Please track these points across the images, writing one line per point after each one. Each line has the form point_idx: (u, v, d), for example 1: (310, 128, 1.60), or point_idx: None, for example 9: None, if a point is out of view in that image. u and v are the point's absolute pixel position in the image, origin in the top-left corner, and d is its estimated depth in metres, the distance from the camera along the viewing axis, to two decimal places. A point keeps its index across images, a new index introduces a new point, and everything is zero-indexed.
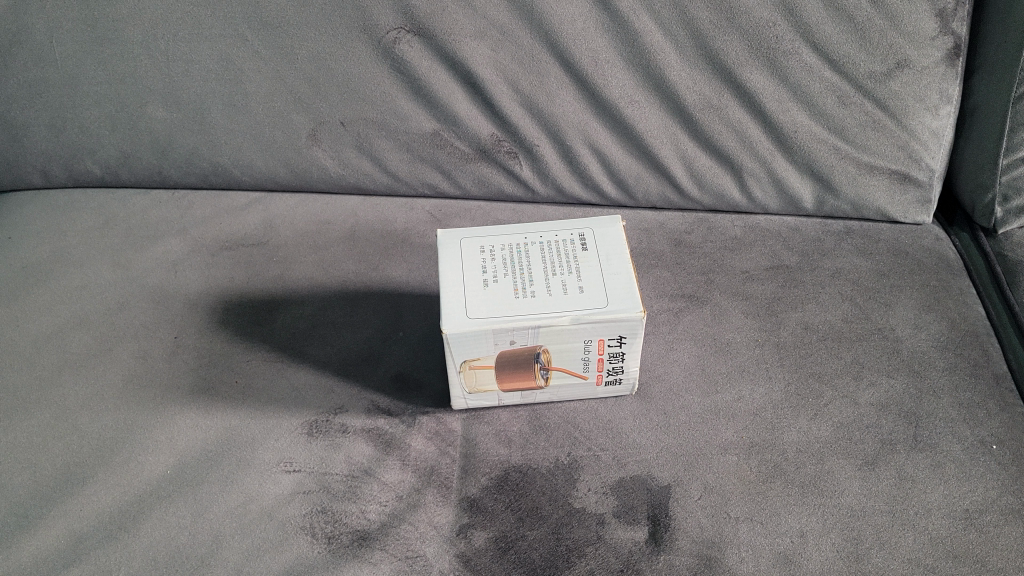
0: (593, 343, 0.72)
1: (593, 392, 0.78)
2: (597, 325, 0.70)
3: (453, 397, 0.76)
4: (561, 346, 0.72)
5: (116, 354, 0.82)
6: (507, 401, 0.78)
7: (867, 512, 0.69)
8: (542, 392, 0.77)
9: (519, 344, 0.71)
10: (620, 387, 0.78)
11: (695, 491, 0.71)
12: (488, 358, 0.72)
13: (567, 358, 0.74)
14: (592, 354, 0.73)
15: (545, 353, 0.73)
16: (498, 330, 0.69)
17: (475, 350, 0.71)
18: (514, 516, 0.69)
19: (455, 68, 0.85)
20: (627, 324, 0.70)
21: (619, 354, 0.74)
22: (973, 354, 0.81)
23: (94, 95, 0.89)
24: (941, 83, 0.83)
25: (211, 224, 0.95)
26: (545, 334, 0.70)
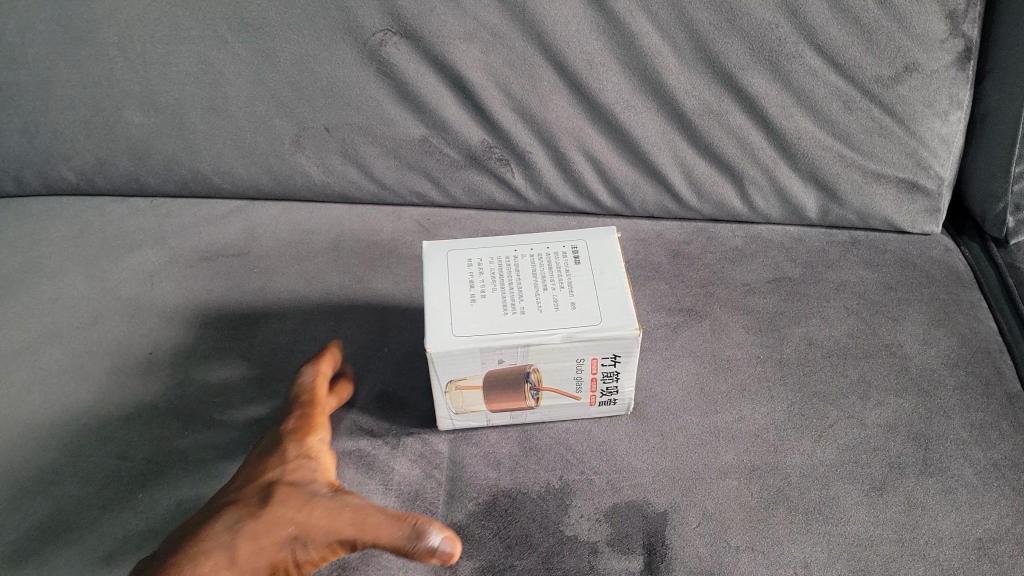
0: (586, 363, 0.69)
1: (587, 413, 0.75)
2: (590, 345, 0.66)
3: (439, 419, 0.72)
4: (552, 365, 0.69)
5: (88, 371, 0.78)
6: (496, 423, 0.74)
7: (875, 541, 0.65)
8: (532, 414, 0.74)
9: (508, 361, 0.67)
10: (614, 409, 0.74)
11: (694, 517, 0.67)
12: (477, 378, 0.68)
13: (558, 378, 0.70)
14: (584, 374, 0.70)
15: (535, 372, 0.69)
16: (486, 348, 0.65)
17: (461, 369, 0.67)
18: (503, 544, 0.66)
19: (443, 71, 0.82)
20: (622, 343, 0.66)
21: (614, 374, 0.70)
22: (985, 372, 0.77)
23: (67, 98, 0.86)
24: (952, 88, 0.79)
25: (190, 233, 0.92)
26: (536, 353, 0.67)
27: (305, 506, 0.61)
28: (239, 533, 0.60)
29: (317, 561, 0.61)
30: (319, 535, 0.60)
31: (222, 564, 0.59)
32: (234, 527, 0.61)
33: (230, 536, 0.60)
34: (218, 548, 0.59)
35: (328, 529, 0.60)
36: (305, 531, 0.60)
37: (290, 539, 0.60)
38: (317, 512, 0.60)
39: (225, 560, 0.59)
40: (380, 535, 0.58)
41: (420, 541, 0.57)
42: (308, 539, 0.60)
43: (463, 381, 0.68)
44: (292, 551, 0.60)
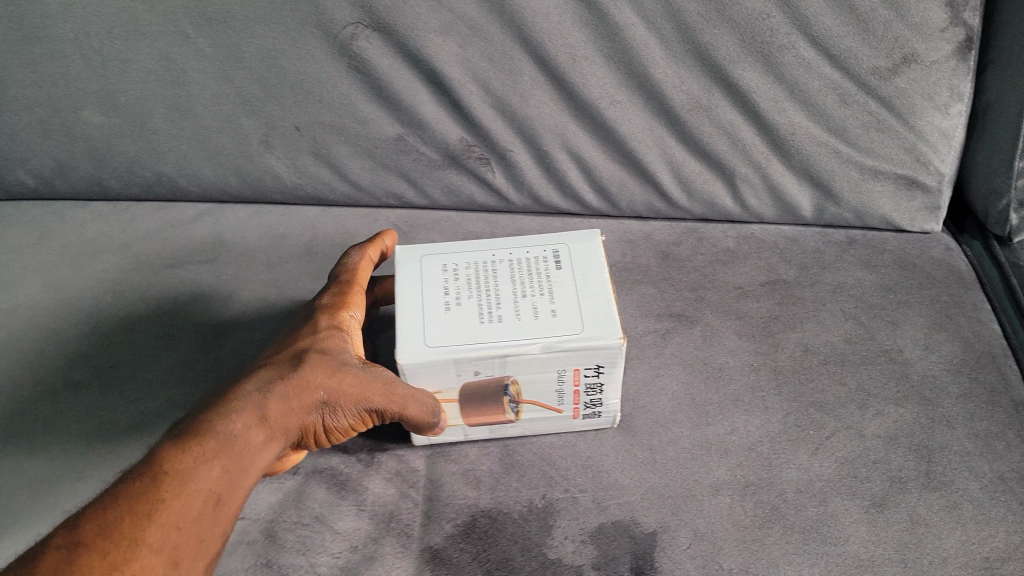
0: (567, 374, 0.65)
1: (571, 426, 0.71)
2: (571, 356, 0.62)
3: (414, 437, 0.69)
4: (532, 377, 0.65)
5: (44, 385, 0.74)
6: (475, 438, 0.71)
7: (876, 561, 0.62)
8: (513, 428, 0.70)
9: (484, 373, 0.64)
10: (601, 422, 0.70)
11: (684, 539, 0.63)
12: (451, 391, 0.65)
13: (539, 390, 0.66)
14: (566, 386, 0.66)
15: (513, 385, 0.65)
16: (460, 359, 0.61)
17: (435, 380, 0.64)
18: (482, 569, 0.62)
19: (418, 66, 0.77)
20: (605, 354, 0.62)
21: (598, 386, 0.66)
22: (989, 379, 0.73)
23: (23, 98, 0.81)
24: (953, 79, 0.75)
25: (156, 238, 0.87)
26: (514, 364, 0.63)
27: (337, 372, 0.61)
28: (271, 394, 0.59)
29: (338, 429, 0.62)
30: (349, 402, 0.61)
31: (255, 419, 0.58)
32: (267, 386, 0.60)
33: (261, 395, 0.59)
34: (251, 409, 0.58)
35: (358, 394, 0.61)
36: (335, 398, 0.61)
37: (320, 406, 0.61)
38: (349, 377, 0.61)
39: (259, 420, 0.58)
40: (414, 406, 0.61)
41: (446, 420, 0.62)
42: (338, 406, 0.61)
43: (436, 393, 0.65)
44: (319, 417, 0.61)
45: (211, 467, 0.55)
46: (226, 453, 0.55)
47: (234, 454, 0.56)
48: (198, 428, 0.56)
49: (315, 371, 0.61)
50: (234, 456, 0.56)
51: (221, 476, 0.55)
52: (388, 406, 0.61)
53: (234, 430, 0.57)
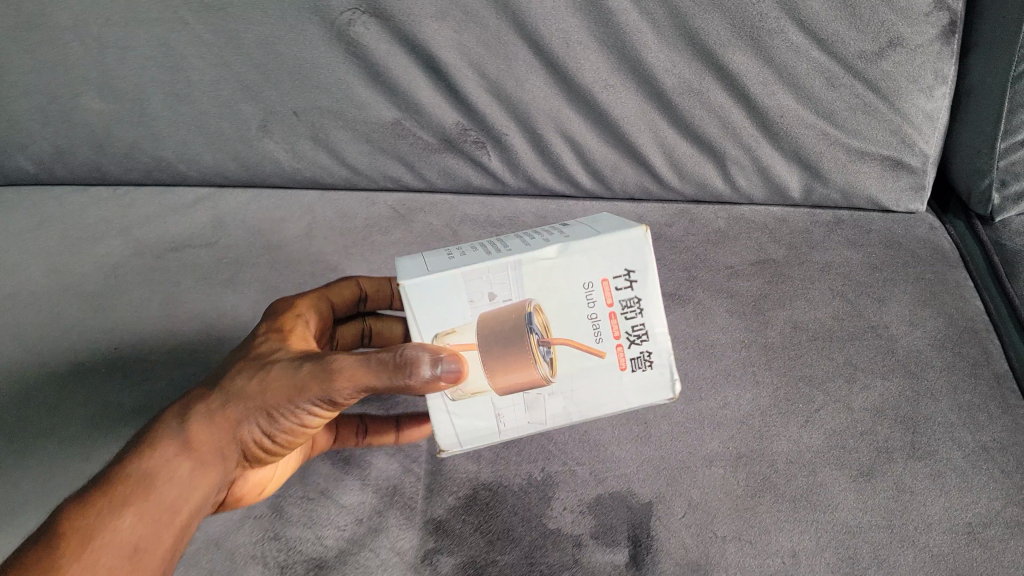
0: (595, 287, 0.56)
1: (622, 389, 0.58)
2: (594, 254, 0.56)
3: (432, 405, 0.57)
4: (558, 298, 0.56)
5: (48, 370, 0.75)
6: (511, 423, 0.58)
7: (864, 527, 0.65)
8: (553, 399, 0.58)
9: (502, 297, 0.56)
10: (654, 389, 0.58)
11: (679, 508, 0.66)
12: (468, 334, 0.56)
13: (568, 323, 0.56)
14: (599, 309, 0.56)
15: (538, 313, 0.56)
16: (466, 271, 0.55)
17: (444, 311, 0.56)
18: (484, 539, 0.65)
19: (415, 52, 0.79)
20: (626, 245, 0.56)
21: (634, 302, 0.56)
22: (971, 352, 0.76)
23: (21, 86, 0.81)
24: (937, 63, 0.77)
25: (156, 223, 0.88)
26: (531, 278, 0.55)
27: (260, 381, 0.59)
28: (193, 419, 0.59)
29: (283, 428, 0.59)
30: (285, 399, 0.58)
31: (171, 451, 0.57)
32: (184, 421, 0.59)
33: (180, 430, 0.58)
34: (172, 439, 0.58)
35: (296, 387, 0.57)
36: (267, 401, 0.58)
37: (248, 416, 0.59)
38: (280, 375, 0.58)
39: (178, 448, 0.57)
40: (359, 378, 0.54)
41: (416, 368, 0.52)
42: (270, 412, 0.59)
43: (451, 335, 0.56)
44: (254, 426, 0.59)
45: (124, 517, 0.53)
46: (140, 488, 0.55)
47: (149, 488, 0.55)
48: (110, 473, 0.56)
49: (239, 384, 0.60)
50: (147, 492, 0.55)
51: (132, 514, 0.54)
52: (327, 390, 0.56)
53: (150, 461, 0.56)
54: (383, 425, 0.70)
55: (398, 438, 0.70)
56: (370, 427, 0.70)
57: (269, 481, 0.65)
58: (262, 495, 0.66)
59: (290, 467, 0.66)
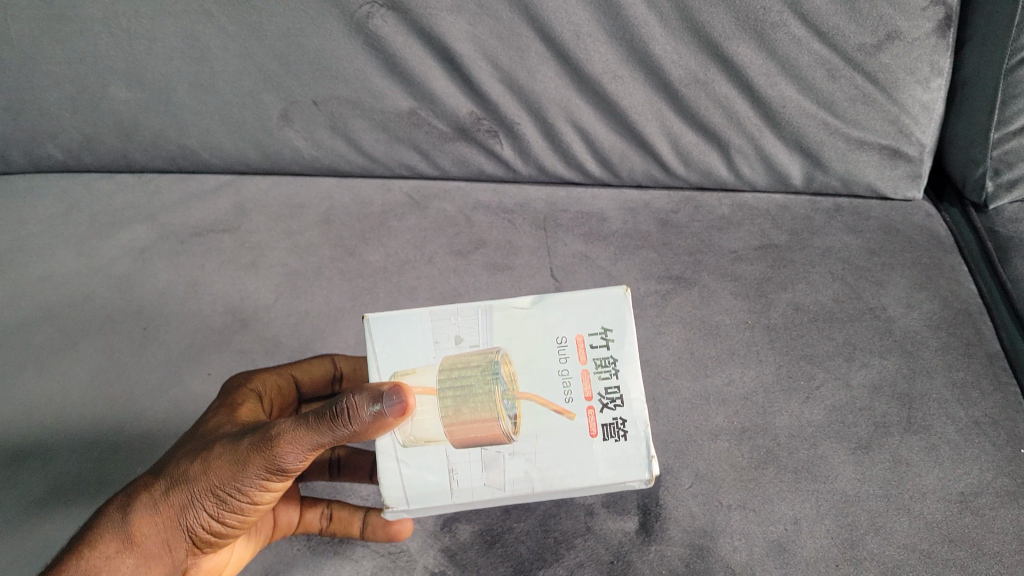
0: (570, 342, 0.58)
1: (593, 460, 0.56)
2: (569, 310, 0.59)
3: (380, 450, 0.57)
4: (529, 350, 0.58)
5: (84, 350, 0.82)
6: (464, 483, 0.57)
7: (861, 496, 0.70)
8: (515, 462, 0.57)
9: (468, 343, 0.59)
10: (627, 463, 0.56)
11: (686, 479, 0.71)
12: (429, 379, 0.58)
13: (536, 377, 0.57)
14: (572, 366, 0.58)
15: (506, 365, 0.58)
16: (436, 311, 0.60)
17: (408, 349, 0.59)
18: (501, 508, 0.71)
19: (431, 44, 0.82)
20: (605, 300, 0.59)
21: (609, 362, 0.58)
22: (966, 334, 0.79)
23: (51, 75, 0.85)
24: (933, 55, 0.79)
25: (179, 209, 0.92)
26: (502, 326, 0.59)
27: (202, 465, 0.57)
28: (135, 511, 0.58)
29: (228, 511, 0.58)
30: (228, 480, 0.57)
31: (116, 547, 0.57)
32: (127, 511, 0.58)
33: (122, 523, 0.58)
34: (112, 537, 0.57)
35: (236, 465, 0.56)
36: (209, 485, 0.57)
37: (191, 503, 0.57)
38: (220, 458, 0.57)
39: (118, 547, 0.57)
40: (305, 436, 0.55)
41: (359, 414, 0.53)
42: (217, 496, 0.57)
43: (410, 376, 0.58)
44: (200, 514, 0.58)
45: None
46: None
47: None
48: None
49: (180, 471, 0.58)
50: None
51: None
52: (270, 460, 0.55)
53: (89, 563, 0.56)
54: (349, 515, 0.69)
55: (363, 532, 0.68)
56: (335, 515, 0.68)
57: (223, 567, 0.64)
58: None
59: (247, 551, 0.65)
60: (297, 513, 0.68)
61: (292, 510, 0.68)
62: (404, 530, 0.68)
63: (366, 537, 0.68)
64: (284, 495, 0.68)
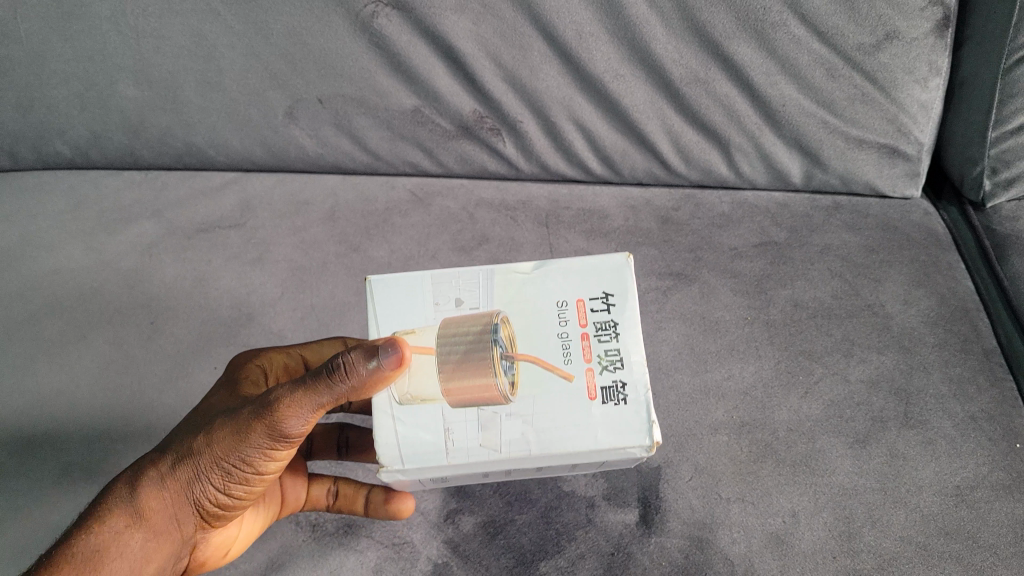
0: (570, 306, 0.59)
1: (591, 422, 0.56)
2: (570, 275, 0.60)
3: (377, 407, 0.58)
4: (529, 313, 0.59)
5: (94, 343, 0.84)
6: (459, 443, 0.57)
7: (860, 490, 0.71)
8: (512, 423, 0.57)
9: (468, 305, 0.60)
10: (626, 427, 0.56)
11: (686, 471, 0.73)
12: (427, 339, 0.58)
13: (535, 338, 0.58)
14: (572, 329, 0.59)
15: (505, 326, 0.58)
16: (436, 274, 0.61)
17: (408, 309, 0.60)
18: (503, 500, 0.72)
19: (435, 43, 0.83)
20: (606, 266, 0.60)
21: (609, 326, 0.58)
22: (963, 330, 0.80)
23: (61, 73, 0.86)
24: (931, 55, 0.80)
25: (186, 206, 0.93)
26: (502, 290, 0.60)
27: (207, 437, 0.58)
28: (143, 487, 0.59)
29: (235, 481, 0.59)
30: (232, 450, 0.58)
31: (125, 520, 0.58)
32: (135, 485, 0.59)
33: (130, 497, 0.58)
34: (121, 512, 0.58)
35: (239, 435, 0.57)
36: (213, 456, 0.58)
37: (198, 476, 0.59)
38: (224, 429, 0.58)
39: (128, 522, 0.58)
40: (306, 401, 0.55)
41: (359, 366, 0.53)
42: (222, 466, 0.58)
43: (410, 336, 0.59)
44: (206, 486, 0.59)
45: None
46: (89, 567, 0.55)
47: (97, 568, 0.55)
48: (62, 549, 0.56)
49: (185, 445, 0.59)
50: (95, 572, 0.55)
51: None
52: (273, 426, 0.56)
53: (99, 539, 0.56)
54: (353, 492, 0.69)
55: (366, 510, 0.69)
56: (340, 492, 0.69)
57: (232, 541, 0.65)
58: (227, 557, 0.66)
59: (255, 525, 0.67)
60: (304, 488, 0.69)
61: (299, 487, 0.69)
62: (406, 509, 0.69)
63: (368, 515, 0.69)
64: (292, 472, 0.70)
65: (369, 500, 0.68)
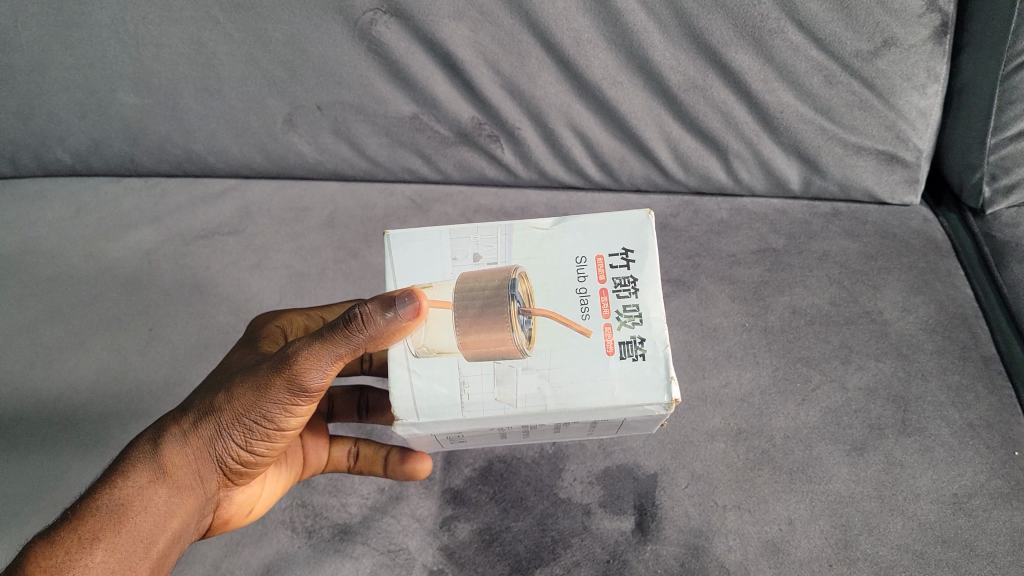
0: (589, 262, 0.60)
1: (609, 378, 0.56)
2: (589, 231, 0.61)
3: (393, 358, 0.58)
4: (548, 269, 0.60)
5: (92, 349, 0.84)
6: (475, 397, 0.57)
7: (857, 497, 0.71)
8: (528, 377, 0.57)
9: (485, 261, 0.61)
10: (644, 383, 0.56)
11: (682, 479, 0.73)
12: (444, 293, 0.60)
13: (554, 293, 0.59)
14: (590, 285, 0.59)
15: (523, 282, 0.60)
16: (455, 231, 0.63)
17: (425, 265, 0.61)
18: (499, 507, 0.72)
19: (433, 50, 0.83)
20: (630, 223, 0.61)
21: (628, 281, 0.59)
22: (962, 337, 0.80)
23: (61, 81, 0.87)
24: (929, 61, 0.79)
25: (186, 213, 0.93)
26: (520, 246, 0.61)
27: (230, 394, 0.60)
28: (167, 444, 0.61)
29: (256, 437, 0.61)
30: (252, 405, 0.60)
31: (148, 477, 0.60)
32: (160, 441, 0.61)
33: (155, 453, 0.61)
34: (145, 467, 0.60)
35: (258, 390, 0.59)
36: (236, 413, 0.60)
37: (219, 432, 0.61)
38: (243, 385, 0.60)
39: (151, 477, 0.60)
40: (323, 354, 0.58)
41: (378, 317, 0.55)
42: (245, 423, 0.60)
43: (427, 290, 0.60)
44: (230, 442, 0.61)
45: (95, 552, 0.55)
46: (113, 519, 0.57)
47: (121, 521, 0.57)
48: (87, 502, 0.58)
49: (208, 403, 0.61)
50: (119, 525, 0.57)
51: (104, 549, 0.56)
52: (293, 381, 0.58)
53: (123, 493, 0.58)
54: (373, 453, 0.72)
55: (385, 470, 0.71)
56: (361, 453, 0.72)
57: (255, 501, 0.68)
58: (250, 517, 0.68)
59: (277, 486, 0.69)
60: (325, 449, 0.72)
61: (320, 448, 0.72)
62: (423, 470, 0.71)
63: (387, 475, 0.71)
64: (314, 433, 0.72)
65: (387, 459, 0.71)
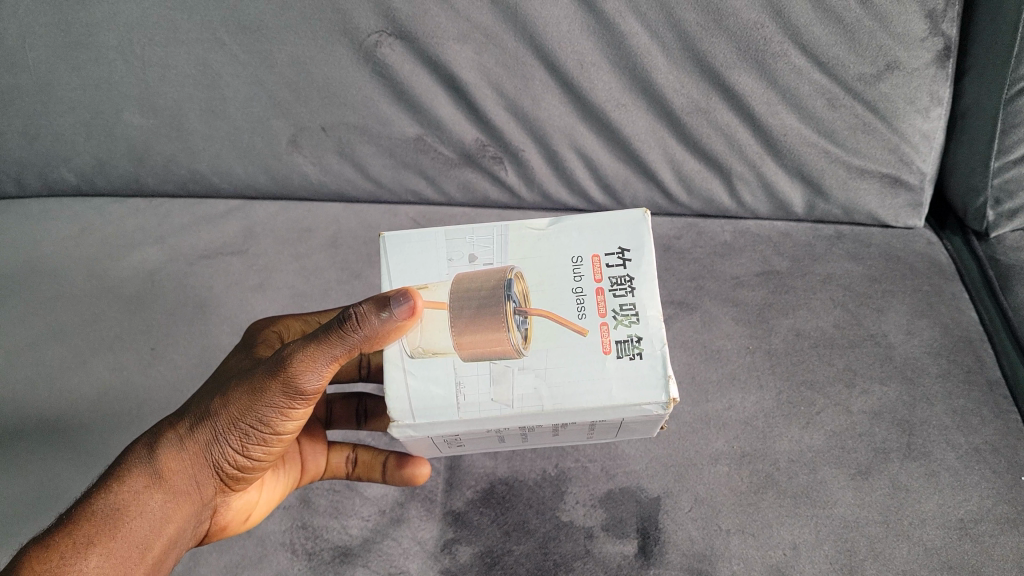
0: (585, 261, 0.60)
1: (605, 376, 0.56)
2: (585, 230, 0.61)
3: (389, 359, 0.58)
4: (545, 270, 0.60)
5: (93, 368, 0.84)
6: (471, 398, 0.57)
7: (861, 522, 0.70)
8: (524, 377, 0.57)
9: (481, 261, 0.61)
10: (640, 384, 0.55)
11: (686, 502, 0.72)
12: (440, 294, 0.60)
13: (552, 293, 0.59)
14: (586, 284, 0.59)
15: (519, 282, 0.60)
16: (450, 230, 0.62)
17: (421, 267, 0.61)
18: (501, 530, 0.72)
19: (437, 72, 0.83)
20: (627, 221, 0.61)
21: (625, 280, 0.59)
22: (967, 360, 0.79)
23: (68, 101, 0.87)
24: (932, 85, 0.79)
25: (189, 233, 0.94)
26: (516, 247, 0.61)
27: (226, 397, 0.60)
28: (162, 450, 0.60)
29: (252, 442, 0.61)
30: (248, 410, 0.59)
31: (144, 482, 0.59)
32: (155, 446, 0.61)
33: (150, 458, 0.60)
34: (140, 472, 0.60)
35: (254, 394, 0.59)
36: (231, 417, 0.60)
37: (215, 437, 0.60)
38: (239, 389, 0.60)
39: (147, 482, 0.59)
40: (318, 357, 0.57)
41: (370, 317, 0.55)
42: (239, 427, 0.60)
43: (423, 291, 0.60)
44: (224, 446, 0.60)
45: (89, 557, 0.55)
46: (108, 525, 0.57)
47: (117, 527, 0.57)
48: (81, 508, 0.58)
49: (203, 408, 0.61)
50: (114, 530, 0.57)
51: (98, 554, 0.56)
52: (289, 384, 0.58)
53: (119, 498, 0.58)
54: (371, 459, 0.72)
55: (383, 476, 0.72)
56: (359, 460, 0.72)
57: (253, 507, 0.68)
58: (248, 523, 0.68)
59: (275, 493, 0.69)
60: (324, 455, 0.72)
61: (319, 454, 0.72)
62: (422, 475, 0.72)
63: (385, 481, 0.72)
64: (311, 439, 0.73)
65: (386, 465, 0.71)
